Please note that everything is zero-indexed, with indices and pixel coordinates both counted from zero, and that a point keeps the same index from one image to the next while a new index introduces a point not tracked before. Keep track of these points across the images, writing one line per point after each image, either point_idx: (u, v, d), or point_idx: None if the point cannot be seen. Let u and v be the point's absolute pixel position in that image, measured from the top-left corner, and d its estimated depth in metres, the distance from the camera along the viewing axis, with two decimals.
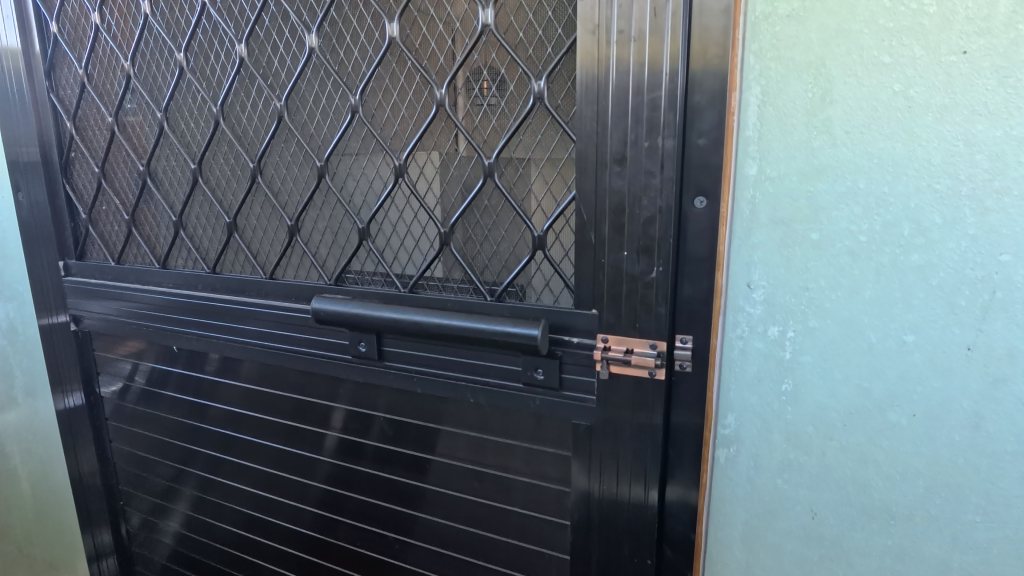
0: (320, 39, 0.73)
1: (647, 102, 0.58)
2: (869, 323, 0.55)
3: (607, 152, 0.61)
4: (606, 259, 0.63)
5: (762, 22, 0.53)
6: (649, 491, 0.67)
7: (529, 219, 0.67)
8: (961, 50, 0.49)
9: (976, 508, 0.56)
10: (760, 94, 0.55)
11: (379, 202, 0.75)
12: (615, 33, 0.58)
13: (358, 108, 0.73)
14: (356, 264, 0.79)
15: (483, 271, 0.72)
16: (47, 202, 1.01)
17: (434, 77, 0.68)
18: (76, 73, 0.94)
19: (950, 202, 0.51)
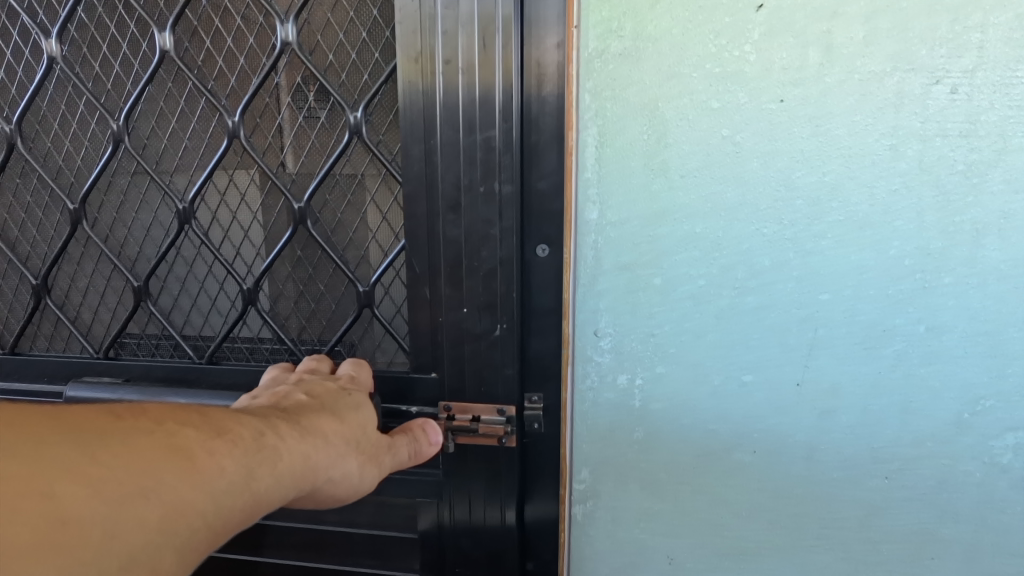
0: (66, 47, 0.59)
1: (480, 143, 0.53)
2: (712, 366, 0.55)
3: (439, 198, 0.55)
4: (444, 316, 0.57)
5: (594, 60, 0.50)
6: (506, 512, 0.61)
7: (353, 271, 0.59)
8: (779, 99, 0.50)
9: (813, 532, 0.58)
10: (597, 135, 0.52)
11: (161, 253, 0.62)
12: (441, 63, 0.52)
13: (125, 137, 0.59)
14: (135, 326, 0.65)
15: (300, 333, 0.62)
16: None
17: (226, 103, 0.57)
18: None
19: (777, 245, 0.52)
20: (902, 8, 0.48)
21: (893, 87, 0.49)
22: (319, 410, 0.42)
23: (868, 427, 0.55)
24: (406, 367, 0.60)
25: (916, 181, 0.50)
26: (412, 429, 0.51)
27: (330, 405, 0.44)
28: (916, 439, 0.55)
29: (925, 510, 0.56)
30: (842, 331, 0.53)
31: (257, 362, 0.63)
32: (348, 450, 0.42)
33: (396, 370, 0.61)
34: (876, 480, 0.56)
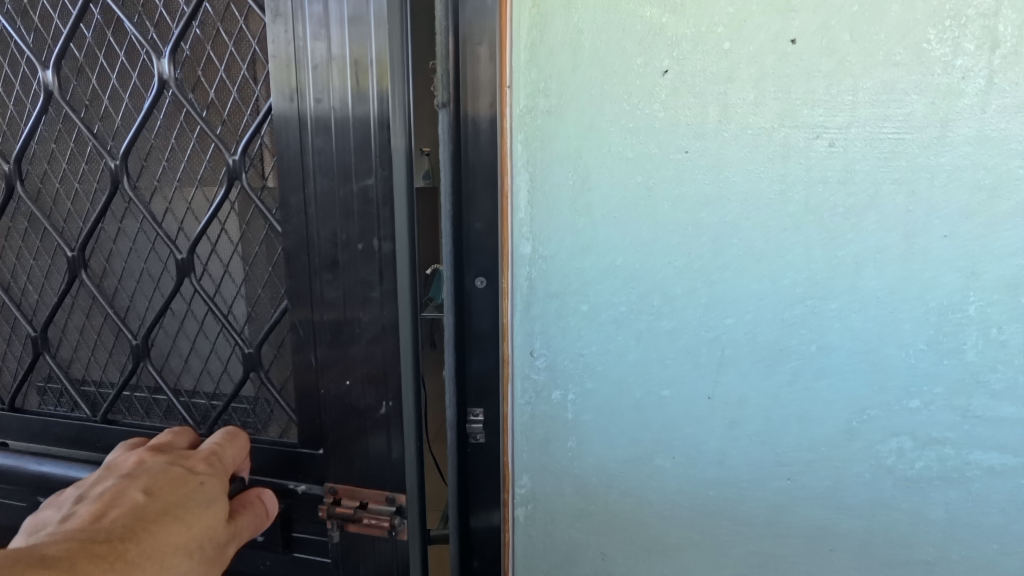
0: (14, 106, 0.73)
1: (358, 197, 0.60)
2: (633, 382, 0.62)
3: (316, 259, 0.64)
4: (330, 390, 0.67)
5: (525, 115, 0.58)
6: (394, 558, 0.71)
7: (237, 334, 0.71)
8: (684, 150, 0.58)
9: (726, 529, 0.65)
10: (529, 180, 0.59)
11: (58, 302, 0.78)
12: (313, 100, 0.59)
13: (19, 186, 0.75)
14: (44, 370, 0.83)
15: (189, 389, 0.76)
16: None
17: (110, 143, 0.69)
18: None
19: (687, 275, 0.60)
20: (786, 73, 0.56)
21: (780, 140, 0.57)
22: (164, 516, 0.50)
23: (770, 434, 0.62)
24: (295, 441, 0.72)
25: (802, 220, 0.58)
26: (254, 501, 0.61)
27: (176, 506, 0.51)
28: (813, 444, 0.63)
29: (823, 506, 0.64)
30: (746, 350, 0.61)
31: (151, 417, 0.78)
32: (191, 556, 0.50)
33: (286, 442, 0.72)
34: (780, 480, 0.64)
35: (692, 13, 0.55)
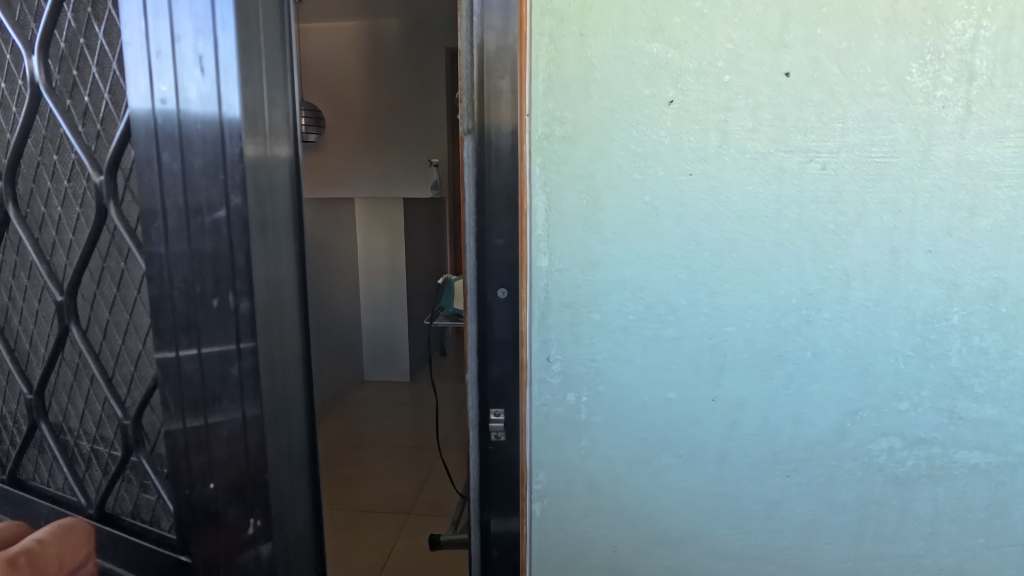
0: None
1: (212, 255, 0.54)
2: (641, 386, 0.67)
3: (170, 327, 0.57)
4: (193, 498, 0.60)
5: (542, 140, 0.63)
6: None
7: (102, 413, 0.65)
8: (688, 172, 0.63)
9: (726, 523, 0.70)
10: (545, 200, 0.64)
11: None
12: (155, 116, 0.52)
13: None
14: None
15: (54, 464, 0.70)
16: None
17: None
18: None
19: (690, 287, 0.65)
20: (780, 104, 0.61)
21: (775, 164, 0.62)
22: None
23: (768, 434, 0.67)
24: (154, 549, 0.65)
25: (796, 237, 0.64)
26: None
27: None
28: (807, 443, 0.67)
29: (816, 502, 0.69)
30: (745, 356, 0.66)
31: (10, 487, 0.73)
32: None
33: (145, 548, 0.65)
34: (777, 478, 0.68)
35: (694, 50, 0.61)
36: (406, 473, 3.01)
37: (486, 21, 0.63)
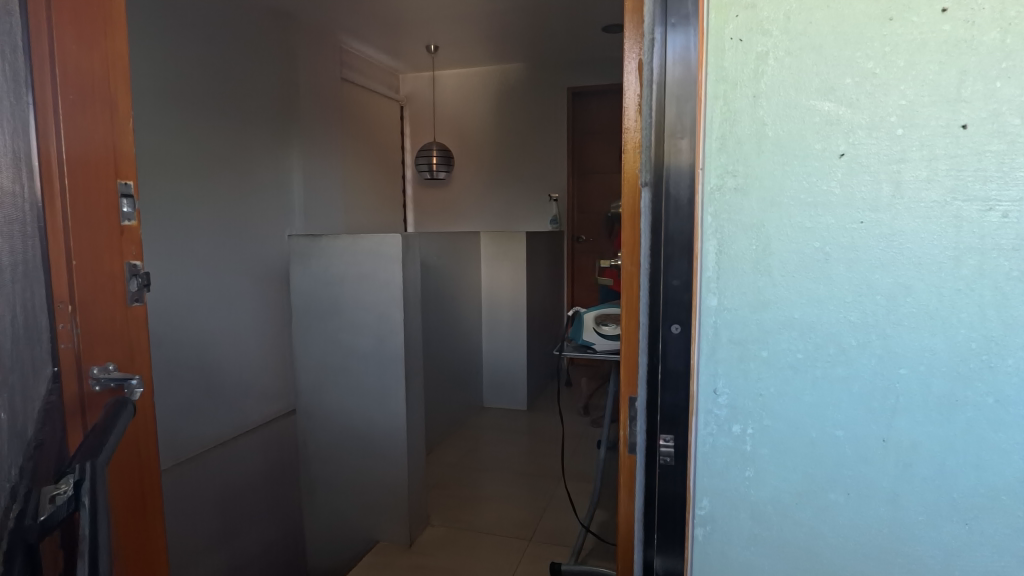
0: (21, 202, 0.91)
1: None
2: (810, 422, 0.70)
3: None
4: None
5: (715, 191, 0.70)
6: None
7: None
8: (859, 220, 0.67)
9: (898, 566, 0.70)
10: (716, 245, 0.70)
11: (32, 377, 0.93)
12: None
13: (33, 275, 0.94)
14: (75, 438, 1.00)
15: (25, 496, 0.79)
16: (32, 277, 0.94)
17: None
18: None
19: (862, 329, 0.68)
20: (957, 154, 0.64)
21: (951, 213, 0.64)
22: None
23: (945, 480, 0.68)
24: None
25: (975, 284, 0.65)
26: None
27: None
28: (990, 492, 0.67)
29: (1000, 553, 0.67)
30: (921, 399, 0.67)
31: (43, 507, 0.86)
32: None
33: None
34: (955, 524, 0.68)
35: (866, 107, 0.66)
36: (527, 499, 3.08)
37: (669, 85, 0.70)
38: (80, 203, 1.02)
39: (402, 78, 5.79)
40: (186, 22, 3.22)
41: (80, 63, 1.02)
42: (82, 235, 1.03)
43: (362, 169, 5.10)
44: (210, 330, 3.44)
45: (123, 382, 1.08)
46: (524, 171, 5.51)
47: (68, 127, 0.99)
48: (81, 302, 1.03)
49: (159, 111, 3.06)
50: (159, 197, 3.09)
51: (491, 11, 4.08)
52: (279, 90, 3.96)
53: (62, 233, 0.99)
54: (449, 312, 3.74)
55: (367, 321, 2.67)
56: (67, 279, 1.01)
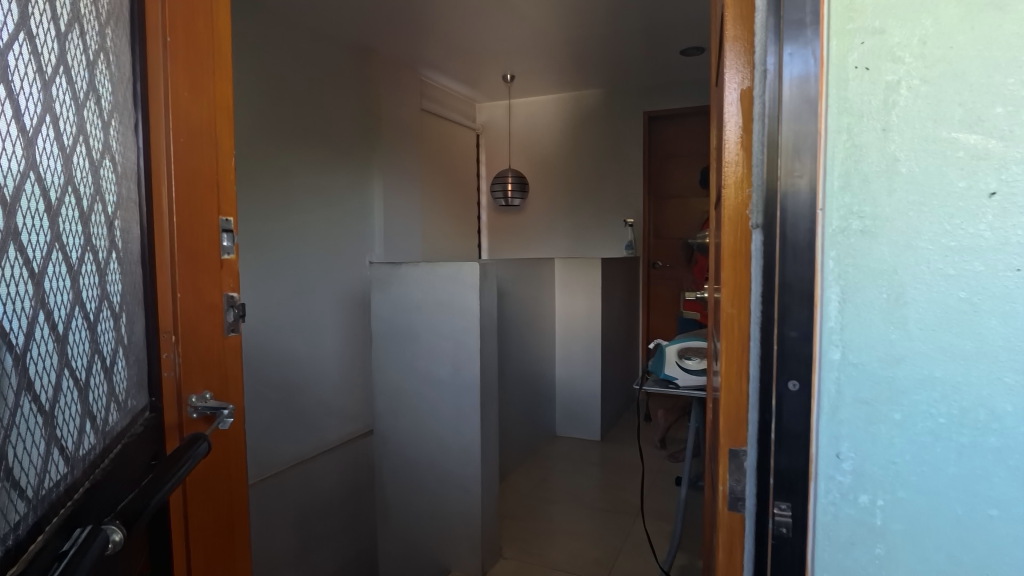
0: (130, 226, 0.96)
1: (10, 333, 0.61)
2: (954, 497, 0.61)
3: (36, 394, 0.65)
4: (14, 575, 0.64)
5: (838, 234, 0.63)
6: None
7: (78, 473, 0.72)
8: (1016, 268, 0.58)
9: None
10: (840, 293, 0.64)
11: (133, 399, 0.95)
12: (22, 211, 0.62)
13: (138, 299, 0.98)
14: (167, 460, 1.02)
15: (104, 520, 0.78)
16: (136, 311, 0.98)
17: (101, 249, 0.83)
18: (116, 179, 0.90)
19: (1020, 392, 0.59)
20: None
21: None
22: None
23: None
24: None
25: None
26: None
27: None
28: None
29: None
30: None
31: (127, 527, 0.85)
32: None
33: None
34: None
35: (1022, 140, 0.58)
36: (602, 536, 2.97)
37: (787, 116, 0.64)
38: (187, 239, 1.08)
39: (479, 108, 5.94)
40: (282, 62, 3.43)
41: (191, 110, 1.08)
42: (187, 269, 1.08)
43: (438, 195, 5.22)
44: (295, 351, 3.58)
45: (216, 412, 1.11)
46: (599, 196, 5.45)
47: (178, 170, 1.05)
48: (184, 333, 1.07)
49: (254, 144, 3.25)
50: (253, 225, 3.27)
51: (568, 40, 4.11)
52: (362, 122, 4.14)
53: (169, 268, 1.04)
54: (523, 339, 3.71)
55: (443, 348, 2.69)
56: (172, 310, 1.05)
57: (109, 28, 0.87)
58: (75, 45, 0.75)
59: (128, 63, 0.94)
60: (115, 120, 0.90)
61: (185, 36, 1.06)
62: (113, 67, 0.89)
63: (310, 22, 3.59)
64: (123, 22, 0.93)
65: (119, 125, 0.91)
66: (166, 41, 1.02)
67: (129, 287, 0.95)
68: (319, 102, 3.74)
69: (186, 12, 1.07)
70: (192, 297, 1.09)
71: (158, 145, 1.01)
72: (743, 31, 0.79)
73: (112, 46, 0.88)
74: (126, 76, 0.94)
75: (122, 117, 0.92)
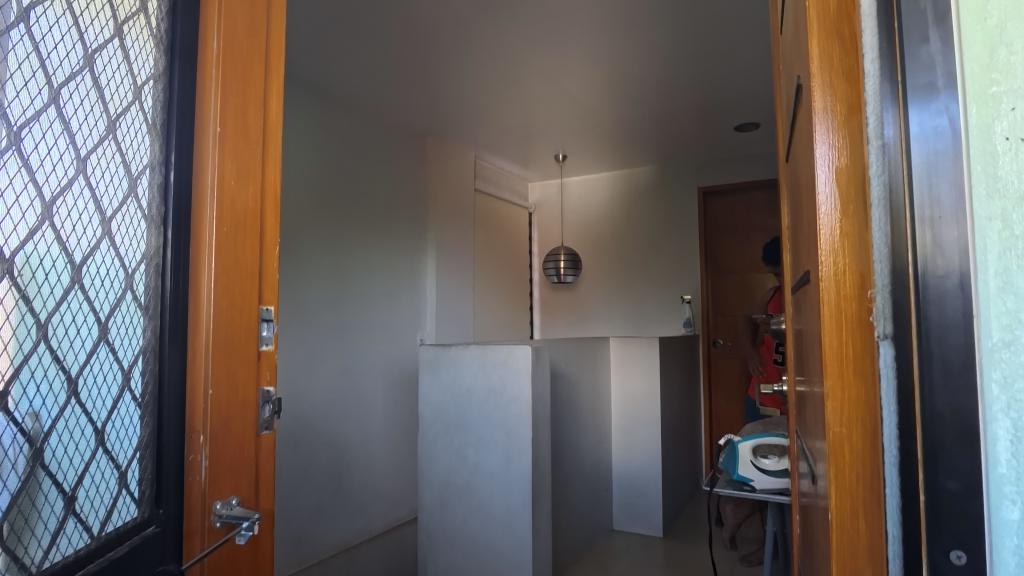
0: (146, 303, 0.84)
1: None
2: None
3: None
4: None
5: (1000, 349, 0.50)
6: None
7: None
8: None
9: None
10: (1011, 428, 0.49)
11: (118, 515, 0.80)
12: None
13: (143, 394, 0.84)
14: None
15: None
16: (149, 401, 0.84)
17: (69, 334, 0.72)
18: (123, 274, 0.81)
19: None
20: None
21: None
22: None
23: None
24: None
25: None
26: None
27: None
28: None
29: None
30: None
31: None
32: None
33: None
34: None
35: None
36: None
37: (936, 198, 0.50)
38: (223, 327, 0.92)
39: (530, 187, 6.03)
40: (340, 147, 3.57)
41: (237, 198, 0.95)
42: (219, 360, 0.91)
43: (490, 272, 5.21)
44: (343, 433, 3.49)
45: (240, 522, 0.92)
46: (654, 272, 5.30)
47: (223, 237, 0.92)
48: (215, 432, 0.91)
49: (309, 226, 3.31)
50: (306, 304, 3.29)
51: (619, 119, 4.12)
52: (414, 203, 4.23)
53: (203, 361, 0.89)
54: (577, 425, 3.50)
55: (493, 436, 2.54)
56: (203, 406, 0.89)
57: (126, 115, 0.80)
58: (44, 128, 0.68)
59: (162, 131, 0.86)
60: (129, 208, 0.81)
61: (238, 121, 0.95)
62: (130, 157, 0.81)
63: (369, 108, 3.76)
64: (158, 108, 0.85)
65: (133, 213, 0.82)
66: (218, 130, 0.91)
67: (144, 375, 0.84)
68: (374, 185, 3.86)
69: (240, 94, 0.95)
70: (225, 391, 0.93)
71: (201, 234, 0.90)
72: (830, 82, 0.67)
73: (127, 131, 0.81)
74: (159, 163, 0.85)
75: (142, 206, 0.84)
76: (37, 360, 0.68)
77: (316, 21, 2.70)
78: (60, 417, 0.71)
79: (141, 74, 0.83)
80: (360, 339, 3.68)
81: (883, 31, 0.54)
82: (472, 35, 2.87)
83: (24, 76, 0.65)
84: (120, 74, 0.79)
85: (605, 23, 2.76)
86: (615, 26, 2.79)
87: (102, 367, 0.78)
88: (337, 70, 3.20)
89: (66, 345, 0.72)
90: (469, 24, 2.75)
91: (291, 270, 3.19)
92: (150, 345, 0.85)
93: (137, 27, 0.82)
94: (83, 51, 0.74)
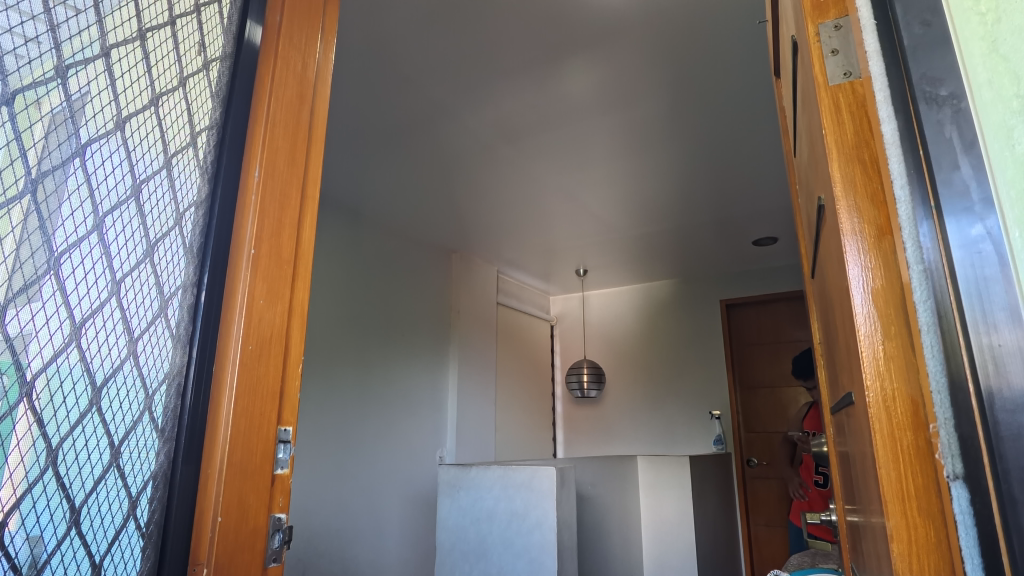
0: (165, 426, 0.81)
1: None
2: None
3: None
4: None
5: None
6: None
7: None
8: None
9: None
10: None
11: None
12: None
13: (148, 524, 0.78)
14: None
15: None
16: (153, 532, 0.78)
17: (80, 456, 0.72)
18: (143, 396, 0.79)
19: None
20: None
21: None
22: None
23: None
24: None
25: None
26: None
27: None
28: None
29: None
30: None
31: None
32: None
33: None
34: None
35: None
36: None
37: (991, 326, 0.47)
38: (240, 449, 0.85)
39: (552, 300, 6.14)
40: (368, 263, 3.70)
41: (264, 319, 0.92)
42: (232, 484, 0.84)
43: (511, 386, 5.14)
44: (354, 560, 3.28)
45: None
46: (681, 387, 5.15)
47: (248, 353, 0.88)
48: (219, 567, 0.81)
49: (334, 339, 3.35)
50: (328, 417, 3.25)
51: (639, 235, 4.23)
52: (436, 316, 4.29)
53: (215, 482, 0.82)
54: (607, 553, 3.25)
55: (515, 567, 2.35)
56: (209, 536, 0.81)
57: (164, 240, 0.84)
58: (83, 254, 0.73)
59: (198, 251, 0.88)
60: (159, 328, 0.82)
61: (273, 244, 0.95)
62: (164, 281, 0.83)
63: (399, 226, 3.94)
64: (197, 232, 0.88)
65: (161, 334, 0.82)
66: (251, 253, 0.91)
67: (153, 502, 0.79)
68: (399, 299, 3.94)
69: (276, 218, 0.96)
70: (235, 518, 0.84)
71: (225, 354, 0.87)
72: (861, 205, 0.67)
73: (164, 256, 0.84)
74: (192, 284, 0.87)
75: (171, 327, 0.84)
76: (40, 489, 0.68)
77: (352, 147, 2.90)
78: (57, 547, 0.69)
79: (184, 201, 0.87)
80: (377, 454, 3.57)
81: (909, 157, 0.54)
82: (496, 159, 3.04)
83: (70, 207, 0.72)
84: (164, 203, 0.84)
85: (624, 145, 2.91)
86: (633, 149, 2.95)
87: (107, 495, 0.75)
88: (369, 192, 3.40)
89: (74, 471, 0.71)
90: (494, 149, 2.93)
91: (314, 385, 3.17)
92: (163, 469, 0.80)
93: (185, 159, 0.88)
94: (130, 183, 0.80)
